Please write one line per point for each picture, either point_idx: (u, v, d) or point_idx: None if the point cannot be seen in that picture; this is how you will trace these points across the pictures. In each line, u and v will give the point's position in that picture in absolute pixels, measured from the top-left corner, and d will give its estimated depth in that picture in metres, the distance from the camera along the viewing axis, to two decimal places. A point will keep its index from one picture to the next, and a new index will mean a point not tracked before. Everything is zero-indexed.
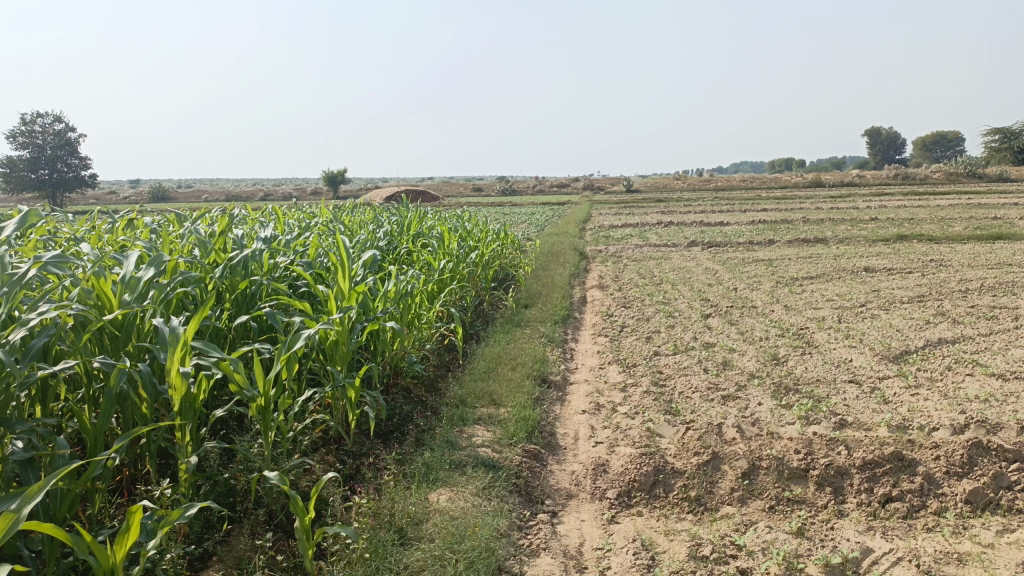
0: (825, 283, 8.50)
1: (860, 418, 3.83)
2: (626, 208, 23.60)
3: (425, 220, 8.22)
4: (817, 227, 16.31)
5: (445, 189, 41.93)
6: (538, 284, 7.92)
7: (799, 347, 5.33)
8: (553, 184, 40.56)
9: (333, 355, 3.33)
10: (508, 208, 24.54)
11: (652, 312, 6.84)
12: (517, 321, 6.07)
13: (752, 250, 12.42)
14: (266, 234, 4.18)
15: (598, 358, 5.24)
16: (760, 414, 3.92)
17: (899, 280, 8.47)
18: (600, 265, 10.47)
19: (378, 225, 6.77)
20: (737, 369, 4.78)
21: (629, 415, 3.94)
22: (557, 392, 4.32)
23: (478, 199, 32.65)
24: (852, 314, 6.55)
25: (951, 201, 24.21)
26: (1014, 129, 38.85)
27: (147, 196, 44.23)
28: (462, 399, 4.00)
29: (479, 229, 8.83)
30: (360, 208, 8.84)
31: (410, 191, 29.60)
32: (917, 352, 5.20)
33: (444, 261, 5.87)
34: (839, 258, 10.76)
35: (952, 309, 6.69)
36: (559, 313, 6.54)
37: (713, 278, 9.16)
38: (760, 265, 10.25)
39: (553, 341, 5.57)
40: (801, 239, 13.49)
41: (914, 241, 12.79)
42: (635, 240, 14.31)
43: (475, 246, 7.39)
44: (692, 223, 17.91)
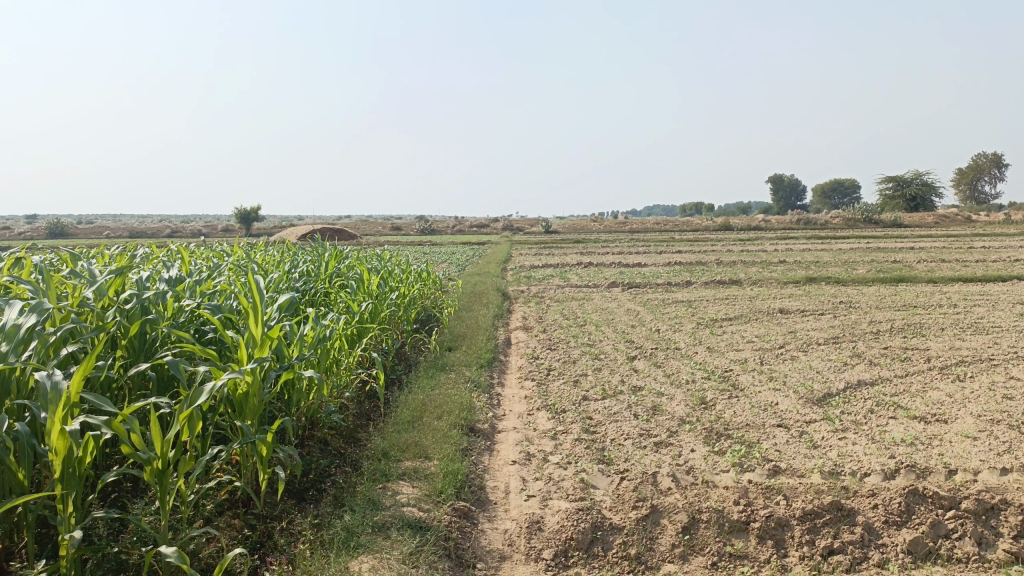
0: (745, 324, 8.61)
1: (793, 464, 3.77)
2: (546, 249, 23.75)
3: (344, 259, 7.95)
4: (731, 269, 16.73)
5: (363, 228, 41.35)
6: (461, 326, 7.72)
7: (726, 390, 5.30)
8: (472, 225, 40.57)
9: (243, 407, 3.07)
10: (428, 248, 24.31)
11: (578, 354, 6.73)
12: (440, 365, 5.85)
13: (671, 291, 12.58)
14: (170, 275, 3.88)
15: (526, 404, 5.07)
16: (694, 461, 3.82)
17: (813, 322, 8.67)
18: (524, 306, 10.36)
19: (293, 264, 6.46)
20: (667, 414, 4.69)
21: (561, 465, 3.77)
22: (485, 442, 4.12)
23: (397, 238, 32.35)
24: (773, 356, 6.61)
25: (852, 245, 25.40)
26: (906, 178, 41.36)
27: (44, 231, 41.89)
28: (385, 451, 3.74)
29: (400, 269, 8.59)
30: (274, 246, 8.47)
31: (327, 230, 28.97)
32: (840, 394, 5.24)
33: (365, 303, 5.62)
34: (755, 299, 10.99)
35: (867, 351, 6.85)
36: (483, 356, 6.35)
37: (635, 319, 9.16)
38: (680, 307, 10.35)
39: (479, 386, 5.36)
40: (717, 281, 13.78)
41: (823, 283, 13.22)
42: (556, 281, 14.30)
43: (396, 286, 7.15)
44: (611, 264, 18.10)
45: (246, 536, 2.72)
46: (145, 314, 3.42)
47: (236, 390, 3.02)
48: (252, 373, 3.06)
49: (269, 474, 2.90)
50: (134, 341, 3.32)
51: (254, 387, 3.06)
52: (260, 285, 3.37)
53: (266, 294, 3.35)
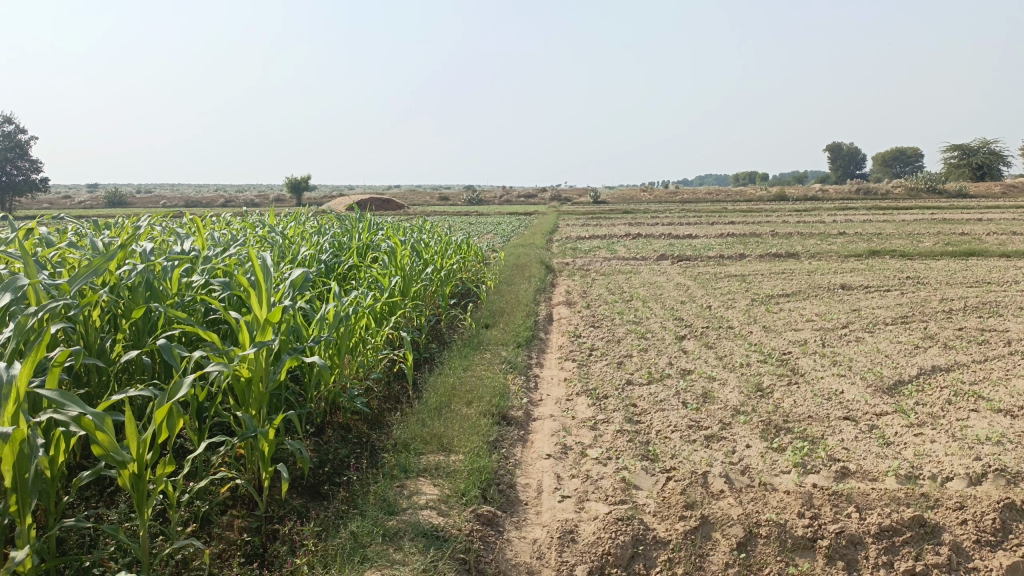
0: (803, 301, 8.08)
1: (863, 465, 3.35)
2: (594, 220, 23.22)
3: (380, 230, 7.65)
4: (787, 241, 16.02)
5: (410, 198, 41.22)
6: (501, 301, 7.37)
7: (784, 376, 4.85)
8: (519, 195, 40.06)
9: (245, 397, 2.80)
10: (474, 218, 23.96)
11: (623, 333, 6.33)
12: (475, 344, 5.53)
13: (723, 264, 12.04)
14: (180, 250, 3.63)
15: (565, 388, 4.71)
16: (749, 459, 3.41)
17: (878, 299, 8.09)
18: (568, 280, 9.97)
19: (324, 237, 6.17)
20: (719, 403, 4.28)
21: (600, 461, 3.42)
22: (518, 432, 3.78)
23: (443, 208, 32.16)
24: (836, 337, 6.11)
25: (914, 216, 24.30)
26: (974, 146, 39.40)
27: (103, 202, 42.78)
28: (407, 442, 3.44)
29: (438, 241, 8.26)
30: (309, 217, 8.20)
31: (374, 199, 28.84)
32: (912, 383, 4.75)
33: (395, 278, 5.32)
34: (813, 274, 10.38)
35: (940, 332, 6.30)
36: (522, 334, 6.00)
37: (685, 295, 8.69)
38: (733, 281, 9.82)
39: (515, 367, 5.02)
40: (773, 254, 13.16)
41: (886, 256, 12.51)
42: (603, 253, 13.84)
43: (432, 260, 6.82)
44: (660, 236, 17.53)
45: (243, 543, 2.44)
46: (148, 290, 3.17)
47: (237, 378, 2.75)
48: (253, 359, 2.78)
49: (270, 473, 2.63)
50: (135, 319, 3.08)
51: (257, 376, 2.79)
52: (267, 264, 3.09)
53: (274, 274, 3.08)
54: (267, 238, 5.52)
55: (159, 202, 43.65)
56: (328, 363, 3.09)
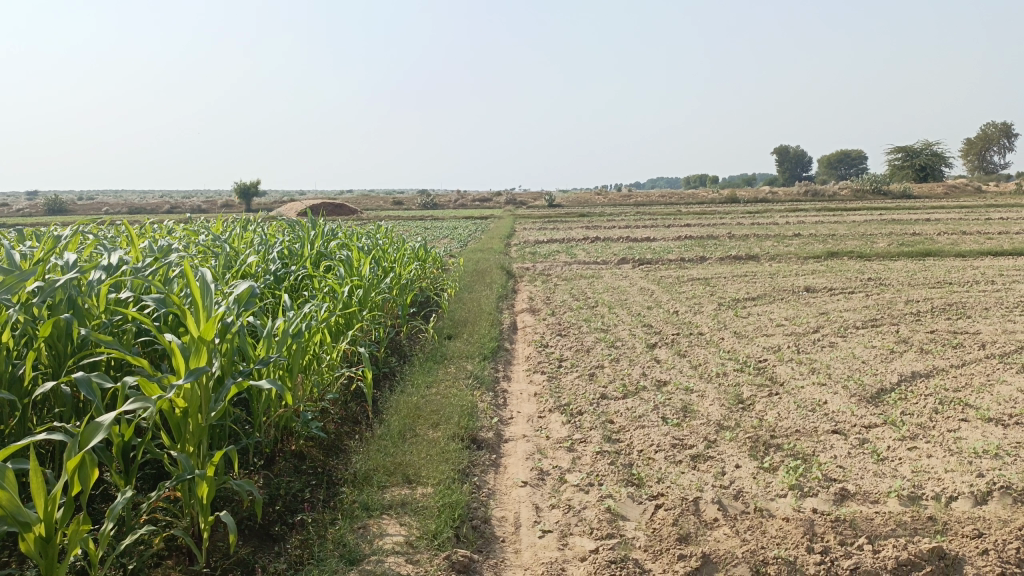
0: (770, 305, 7.93)
1: (862, 486, 3.12)
2: (552, 224, 23.07)
3: (333, 236, 7.25)
4: (745, 243, 16.02)
5: (364, 203, 40.65)
6: (463, 310, 7.05)
7: (765, 386, 4.63)
8: (475, 199, 39.75)
9: (180, 432, 2.45)
10: (430, 223, 23.59)
11: (591, 341, 6.06)
12: (438, 357, 5.20)
13: (684, 268, 11.89)
14: (111, 262, 3.24)
15: (536, 404, 4.41)
16: (741, 481, 3.16)
17: (845, 302, 7.97)
18: (530, 286, 9.68)
19: (273, 245, 5.78)
20: (701, 417, 4.02)
21: (581, 488, 3.13)
22: (488, 457, 3.47)
23: (398, 213, 31.73)
24: (809, 343, 5.93)
25: (865, 217, 24.65)
26: (917, 148, 40.38)
27: (42, 209, 41.16)
28: (367, 474, 3.10)
29: (395, 247, 7.90)
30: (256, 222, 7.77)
31: (326, 206, 28.27)
32: (895, 391, 4.57)
33: (351, 289, 4.97)
34: (776, 277, 10.28)
35: (913, 335, 6.17)
36: (487, 345, 5.69)
37: (651, 300, 8.49)
38: (697, 285, 9.65)
39: (482, 382, 4.71)
40: (733, 257, 13.07)
41: (845, 258, 12.52)
42: (563, 257, 13.60)
43: (390, 268, 6.47)
44: (619, 239, 17.41)
45: None
46: (71, 308, 2.79)
47: (170, 411, 2.40)
48: (189, 389, 2.44)
49: (211, 521, 2.30)
50: (54, 342, 2.70)
51: (193, 407, 2.44)
52: (207, 280, 2.75)
53: (214, 290, 2.73)
54: (210, 248, 5.11)
55: (102, 209, 42.16)
56: (276, 390, 2.76)
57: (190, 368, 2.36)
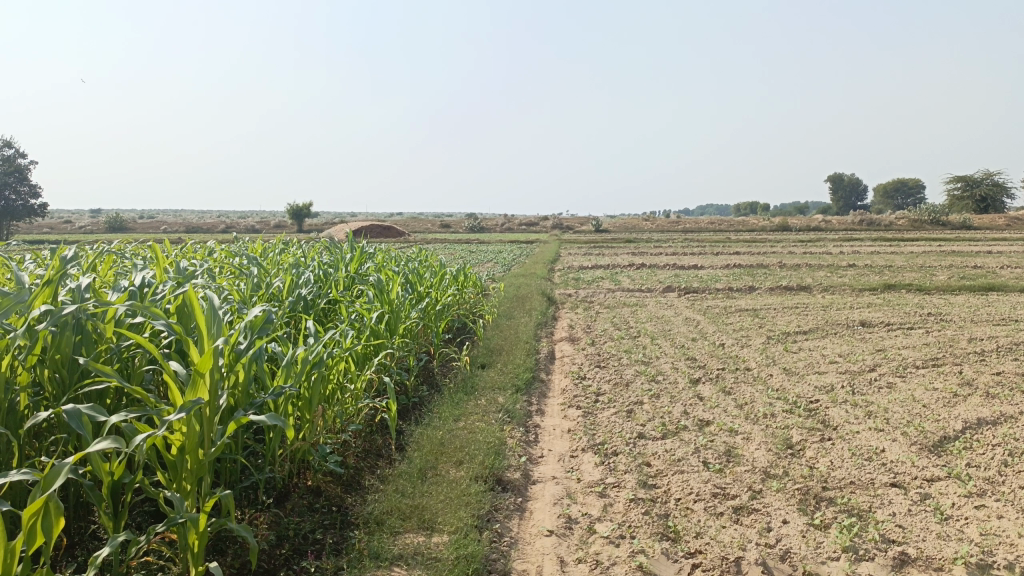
0: (822, 340, 7.55)
1: (925, 550, 2.81)
2: (597, 249, 22.81)
3: (370, 259, 7.14)
4: (796, 273, 15.52)
5: (411, 224, 40.94)
6: (499, 337, 6.86)
7: (816, 430, 4.31)
8: (521, 223, 39.74)
9: (176, 469, 2.32)
10: (475, 246, 23.51)
11: (631, 374, 5.80)
12: (469, 388, 5.00)
13: (732, 297, 11.52)
14: (127, 285, 3.15)
15: (568, 442, 4.18)
16: (789, 539, 2.88)
17: (903, 339, 7.54)
18: (571, 313, 9.45)
19: (307, 268, 5.67)
20: (746, 463, 3.74)
21: (611, 540, 2.88)
22: (514, 501, 3.24)
23: (443, 236, 31.81)
24: (863, 383, 5.58)
25: (923, 248, 23.83)
26: (978, 177, 39.09)
27: (104, 226, 42.52)
28: (381, 517, 2.91)
29: (433, 271, 7.76)
30: (295, 243, 7.71)
31: (372, 228, 28.52)
32: (960, 439, 4.21)
33: (380, 315, 4.81)
34: (828, 309, 9.87)
35: (978, 377, 5.76)
36: (521, 376, 5.47)
37: (695, 331, 8.17)
38: (744, 316, 9.29)
39: (513, 417, 4.49)
40: (783, 287, 12.64)
41: (902, 291, 12.00)
42: (606, 284, 13.33)
43: (425, 293, 6.32)
44: (665, 267, 17.06)
45: None
46: (78, 334, 2.68)
47: (164, 446, 2.27)
48: (185, 423, 2.31)
49: (201, 570, 2.16)
50: (58, 369, 2.58)
51: (190, 443, 2.31)
52: (215, 306, 2.63)
53: (222, 317, 2.61)
54: (240, 271, 5.02)
55: (159, 227, 43.29)
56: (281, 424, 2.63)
57: (185, 403, 2.23)
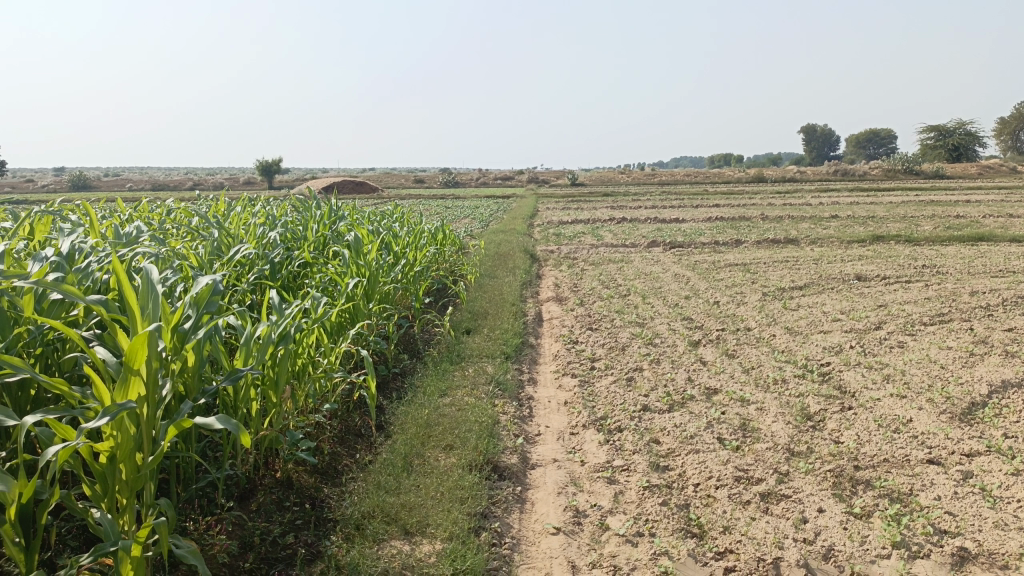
0: (820, 295, 7.21)
1: (985, 543, 2.47)
2: (575, 203, 22.36)
3: (342, 216, 6.65)
4: (781, 225, 15.21)
5: (385, 180, 40.17)
6: (483, 299, 6.43)
7: (834, 398, 3.97)
8: (496, 177, 39.10)
9: (106, 481, 1.90)
10: (451, 201, 22.87)
11: (626, 338, 5.41)
12: (454, 357, 4.59)
13: (719, 251, 11.17)
14: (52, 254, 2.67)
15: (567, 417, 3.80)
16: (830, 534, 2.53)
17: (904, 293, 7.23)
18: (555, 271, 9.05)
19: (274, 226, 5.18)
20: (765, 438, 3.39)
21: (629, 539, 2.51)
22: (512, 492, 2.85)
23: (417, 191, 31.18)
24: (873, 342, 5.24)
25: (902, 197, 23.68)
26: (953, 126, 38.97)
27: (66, 185, 41.17)
28: (363, 519, 2.51)
29: (410, 228, 7.27)
30: (261, 200, 7.18)
31: (343, 185, 27.85)
32: (990, 406, 3.89)
33: (355, 279, 4.36)
34: (820, 263, 9.54)
35: (991, 334, 5.45)
36: (509, 342, 5.06)
37: (687, 288, 7.81)
38: (736, 272, 8.94)
39: (504, 389, 4.09)
40: (770, 240, 12.32)
41: (892, 242, 11.71)
42: (589, 239, 12.90)
43: (403, 254, 5.86)
44: (647, 220, 16.69)
45: None
46: None
47: (90, 457, 1.84)
48: (116, 427, 1.88)
49: None
50: None
51: (123, 450, 1.89)
52: (152, 279, 2.18)
53: (161, 293, 2.17)
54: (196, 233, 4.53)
55: (124, 185, 42.09)
56: (240, 427, 2.13)
57: (114, 407, 1.79)
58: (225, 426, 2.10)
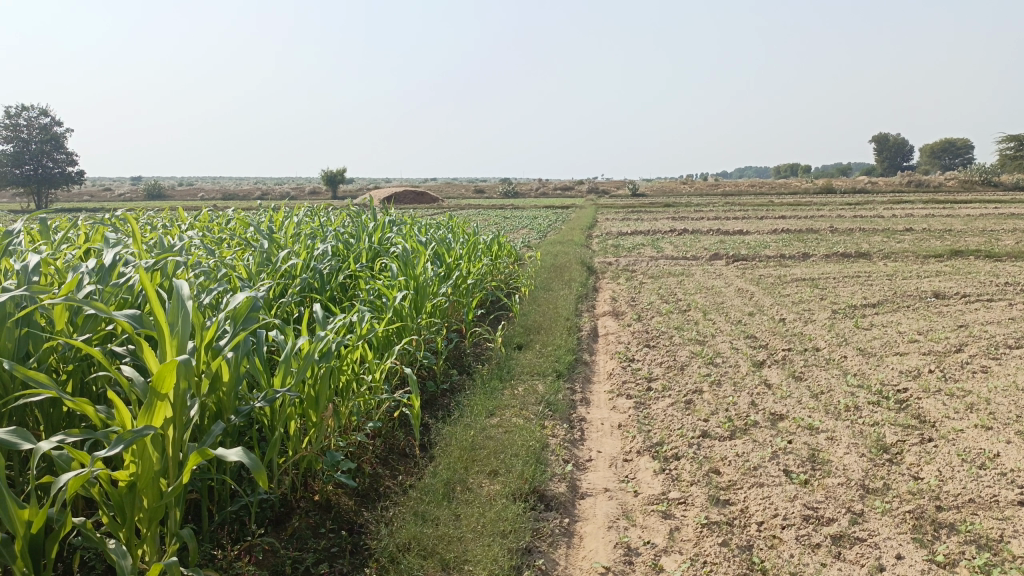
0: (894, 314, 6.82)
1: None
2: (635, 213, 22.06)
3: (396, 226, 6.59)
4: (850, 238, 14.64)
5: (445, 190, 40.49)
6: (537, 313, 6.27)
7: (912, 428, 3.67)
8: (556, 187, 38.98)
9: (126, 510, 1.80)
10: (510, 212, 22.82)
11: (685, 356, 5.18)
12: (504, 374, 4.44)
13: (784, 266, 10.77)
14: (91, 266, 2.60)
15: (620, 442, 3.60)
16: None
17: (986, 313, 6.78)
18: (613, 284, 8.84)
19: (326, 238, 5.13)
20: (836, 473, 3.13)
21: None
22: (559, 525, 2.67)
23: (477, 201, 31.29)
24: (953, 367, 4.88)
25: (980, 210, 22.61)
26: None
27: (142, 194, 42.77)
28: (399, 550, 2.36)
29: (465, 239, 7.17)
30: (317, 210, 7.18)
31: (404, 195, 28.15)
32: None
33: (402, 293, 4.25)
34: (893, 279, 9.08)
35: None
36: (562, 359, 4.88)
37: (750, 304, 7.50)
38: (802, 287, 8.58)
39: (555, 409, 3.91)
40: (840, 254, 11.84)
41: (971, 258, 11.11)
42: (648, 251, 12.63)
43: (455, 266, 5.76)
44: (708, 232, 16.30)
45: None
46: (21, 328, 2.15)
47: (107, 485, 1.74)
48: (137, 454, 1.77)
49: None
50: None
51: (144, 479, 1.79)
52: (182, 295, 2.08)
53: (191, 310, 2.05)
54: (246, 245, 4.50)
55: (195, 194, 43.50)
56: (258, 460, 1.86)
57: (134, 435, 1.68)
58: (239, 458, 1.85)
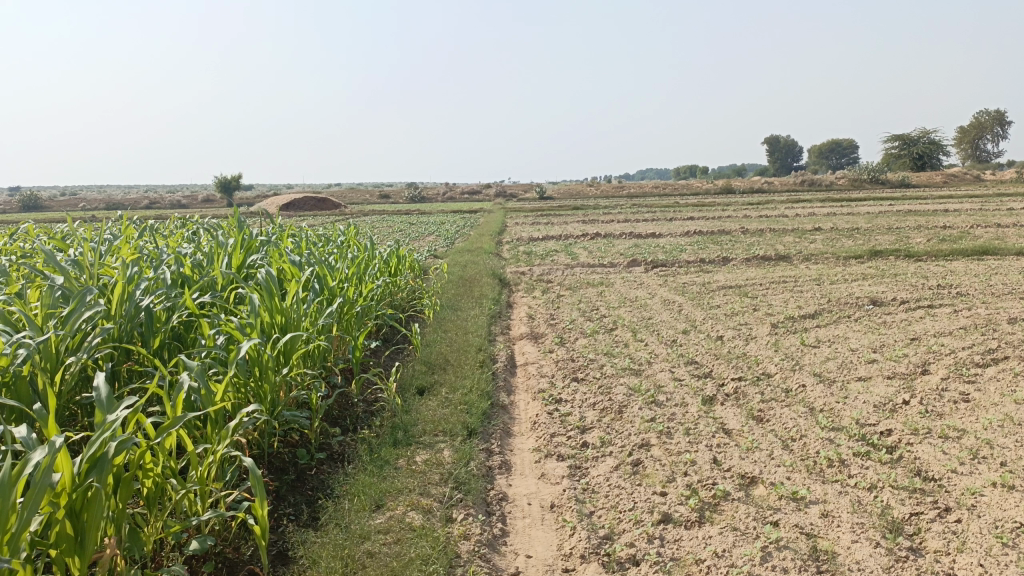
0: (838, 327, 6.16)
1: None
2: (544, 217, 21.37)
3: (267, 238, 5.44)
4: (765, 239, 14.30)
5: (348, 197, 38.95)
6: (442, 342, 5.28)
7: (922, 496, 2.88)
8: (464, 191, 38.03)
9: None
10: (414, 218, 21.71)
11: (622, 393, 4.28)
12: (401, 436, 3.44)
13: (706, 271, 10.14)
14: None
15: (555, 537, 2.66)
16: None
17: (935, 322, 6.21)
18: (528, 298, 7.94)
19: (165, 261, 3.98)
20: None
21: None
22: None
23: (382, 208, 30.08)
24: (930, 395, 4.16)
25: (878, 207, 23.03)
26: (918, 135, 38.85)
27: (16, 206, 39.45)
28: None
29: (356, 254, 6.09)
30: (174, 223, 5.96)
31: (300, 203, 26.68)
32: None
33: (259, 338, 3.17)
34: (822, 284, 8.52)
35: None
36: (474, 408, 3.90)
37: (681, 318, 6.73)
38: (732, 296, 7.90)
39: (467, 489, 2.94)
40: (760, 257, 11.34)
41: (891, 258, 10.79)
42: (562, 258, 11.82)
43: (339, 290, 4.70)
44: (622, 235, 15.68)
45: None
46: None
47: None
48: None
49: None
50: None
51: None
52: None
53: None
54: (38, 279, 3.32)
55: (73, 205, 40.32)
56: None
57: None
58: None
